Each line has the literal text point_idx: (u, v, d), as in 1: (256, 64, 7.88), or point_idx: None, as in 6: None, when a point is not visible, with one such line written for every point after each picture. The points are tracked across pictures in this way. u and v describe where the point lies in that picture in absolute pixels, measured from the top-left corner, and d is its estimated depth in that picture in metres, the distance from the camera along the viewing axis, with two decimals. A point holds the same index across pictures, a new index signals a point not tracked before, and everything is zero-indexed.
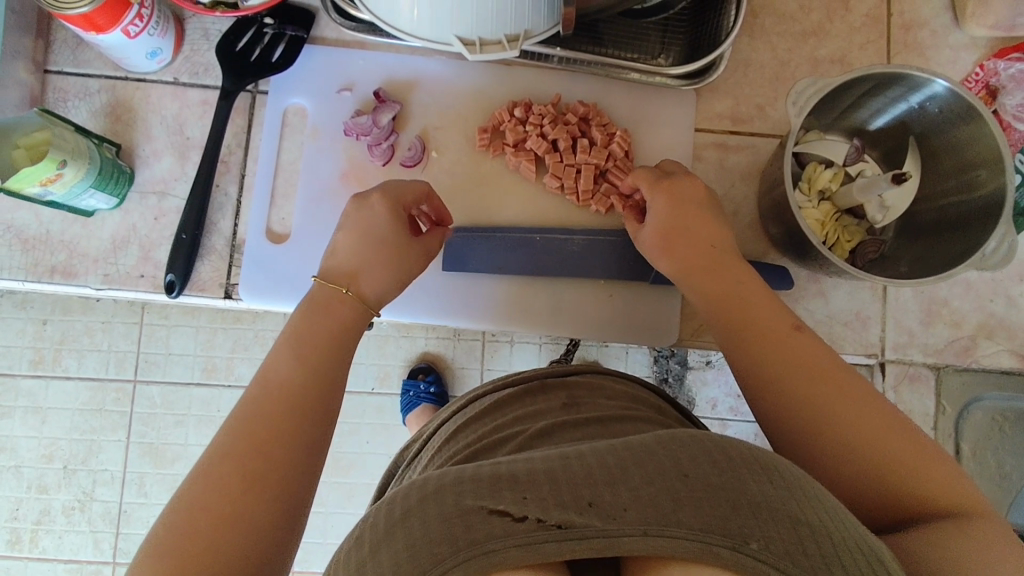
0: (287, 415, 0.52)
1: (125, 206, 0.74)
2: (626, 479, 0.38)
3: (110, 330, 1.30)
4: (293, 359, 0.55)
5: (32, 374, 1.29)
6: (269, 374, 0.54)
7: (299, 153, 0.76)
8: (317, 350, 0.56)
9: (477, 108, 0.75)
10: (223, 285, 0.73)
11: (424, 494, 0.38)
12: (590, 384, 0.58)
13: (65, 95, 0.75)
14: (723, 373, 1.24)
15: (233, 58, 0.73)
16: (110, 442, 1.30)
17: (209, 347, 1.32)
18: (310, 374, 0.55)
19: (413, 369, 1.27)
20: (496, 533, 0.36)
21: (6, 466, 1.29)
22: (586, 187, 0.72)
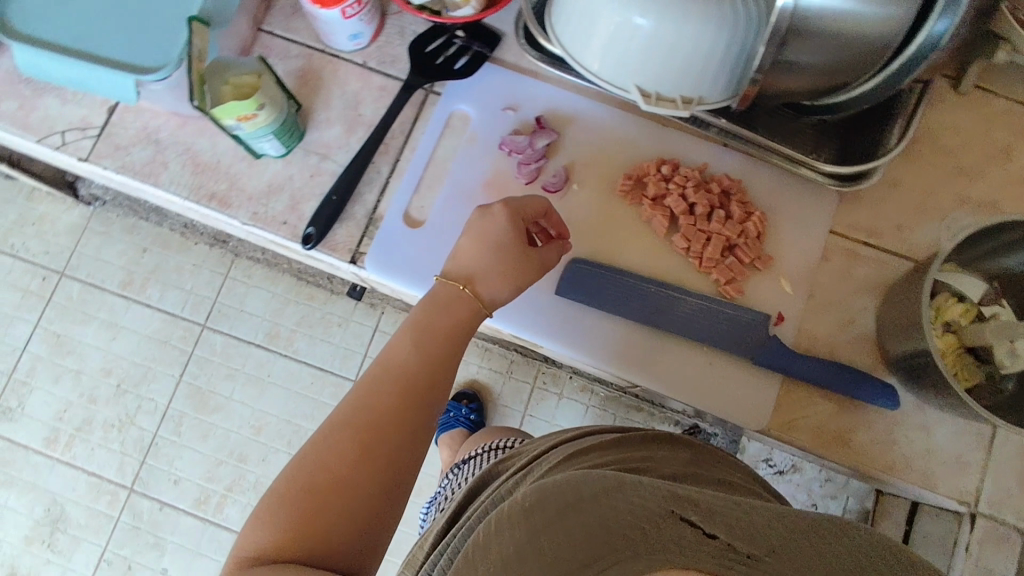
0: (405, 404, 0.57)
1: (289, 158, 0.80)
2: (773, 537, 0.41)
3: (198, 273, 1.44)
4: (419, 351, 0.60)
5: (119, 293, 1.44)
6: (394, 360, 0.59)
7: (452, 153, 0.81)
8: (440, 344, 0.61)
9: (626, 156, 0.79)
10: (352, 250, 0.78)
11: (572, 502, 0.44)
12: (679, 450, 0.65)
13: (269, 53, 0.84)
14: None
15: (420, 57, 0.79)
16: (164, 374, 1.41)
17: (277, 315, 1.43)
18: (430, 371, 0.59)
19: (458, 392, 1.28)
20: (682, 539, 0.40)
21: (69, 368, 1.42)
22: (712, 255, 0.74)
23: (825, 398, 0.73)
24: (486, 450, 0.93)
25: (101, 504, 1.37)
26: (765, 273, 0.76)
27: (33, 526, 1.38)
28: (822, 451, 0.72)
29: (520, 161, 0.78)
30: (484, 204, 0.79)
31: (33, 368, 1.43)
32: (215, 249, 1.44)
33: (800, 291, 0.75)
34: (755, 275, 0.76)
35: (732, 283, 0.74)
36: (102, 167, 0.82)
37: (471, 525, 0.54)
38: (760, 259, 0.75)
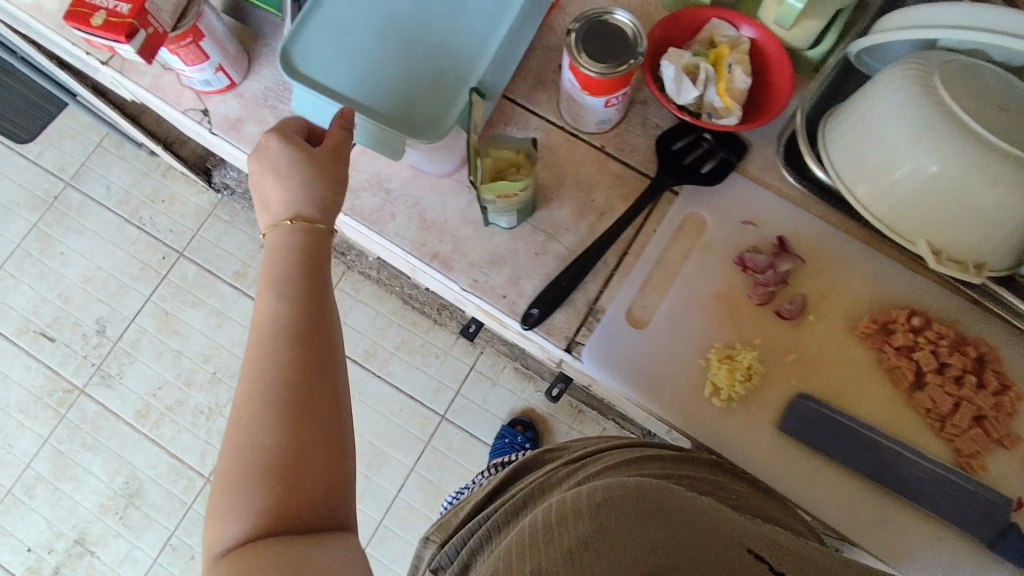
0: (309, 357, 0.59)
1: (516, 230, 0.79)
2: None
3: None
4: (301, 305, 0.61)
5: (231, 283, 1.56)
6: (294, 313, 0.60)
7: (684, 257, 0.78)
8: (309, 293, 0.62)
9: (868, 295, 0.75)
10: (568, 338, 0.76)
11: (641, 508, 0.48)
12: (680, 463, 0.65)
13: (509, 121, 0.83)
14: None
15: (666, 155, 0.78)
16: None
17: (379, 334, 1.60)
18: (311, 318, 0.61)
19: (514, 419, 1.52)
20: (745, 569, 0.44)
21: (171, 347, 1.52)
22: (958, 422, 0.69)
23: None
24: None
25: (178, 486, 1.44)
26: (1009, 451, 0.70)
27: (110, 496, 1.44)
28: None
29: (756, 280, 0.75)
30: (710, 316, 0.76)
31: (137, 341, 1.53)
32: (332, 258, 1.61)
33: None
34: (999, 452, 0.70)
35: (974, 457, 0.69)
36: None
37: (507, 514, 0.61)
38: (1008, 437, 0.70)
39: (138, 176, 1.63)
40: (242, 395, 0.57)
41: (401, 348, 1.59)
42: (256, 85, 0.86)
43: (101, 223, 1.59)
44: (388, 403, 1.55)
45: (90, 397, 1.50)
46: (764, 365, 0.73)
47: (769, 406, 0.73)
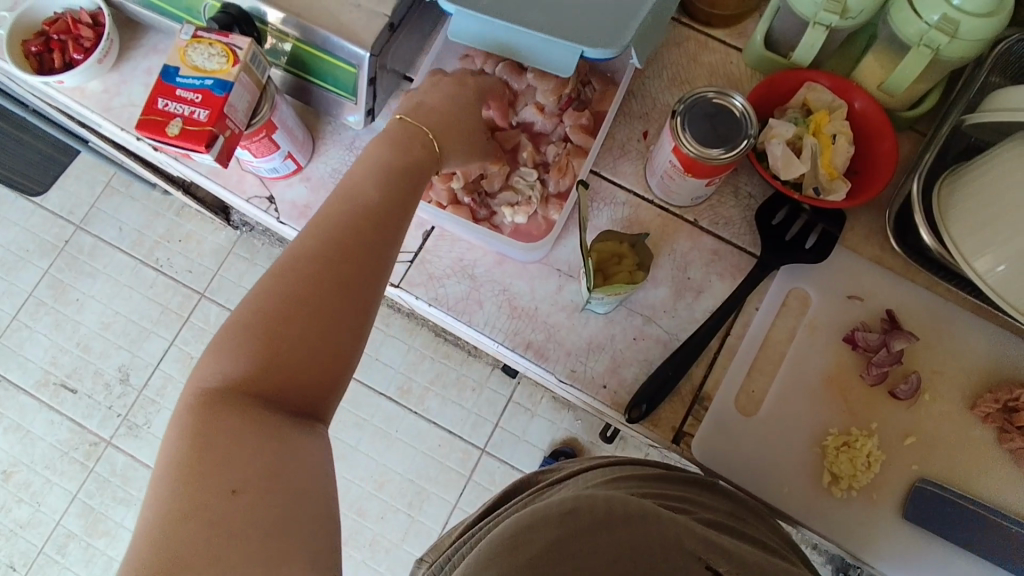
0: (328, 302, 0.54)
1: (611, 314, 0.76)
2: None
3: None
4: (337, 237, 0.57)
5: None
6: (331, 242, 0.57)
7: (789, 337, 0.75)
8: (354, 232, 0.58)
9: (981, 370, 0.73)
10: (675, 428, 0.73)
11: (603, 515, 0.51)
12: (686, 486, 0.65)
13: (595, 196, 0.80)
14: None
15: (766, 231, 0.76)
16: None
17: (412, 369, 1.56)
18: (354, 256, 0.57)
19: (557, 450, 1.49)
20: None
21: None
22: None
23: None
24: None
25: None
26: None
27: None
28: None
29: (870, 357, 0.73)
30: (823, 399, 0.73)
31: (162, 388, 1.42)
32: None
33: None
34: None
35: None
36: (411, 294, 0.77)
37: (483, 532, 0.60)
38: None
39: (150, 215, 1.50)
40: (244, 301, 0.54)
41: (436, 382, 1.55)
42: (322, 167, 0.82)
43: (114, 265, 1.48)
44: (427, 440, 1.52)
45: (118, 448, 1.39)
46: (883, 452, 0.71)
47: (889, 493, 0.70)
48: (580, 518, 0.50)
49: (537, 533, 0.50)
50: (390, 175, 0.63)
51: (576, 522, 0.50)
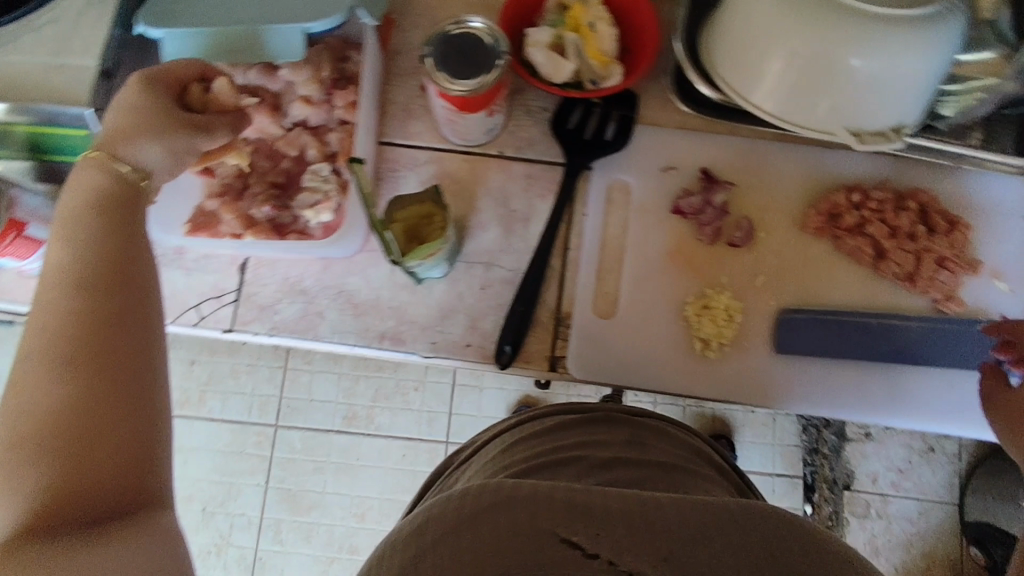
0: (80, 394, 0.50)
1: (452, 274, 0.75)
2: (693, 545, 0.45)
3: (255, 372, 1.58)
4: (70, 329, 0.51)
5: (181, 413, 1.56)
6: (70, 331, 0.51)
7: (624, 228, 0.76)
8: (85, 314, 0.52)
9: (800, 190, 0.75)
10: (549, 357, 0.73)
11: (456, 521, 0.46)
12: (578, 427, 0.64)
13: (396, 165, 0.77)
14: (885, 446, 1.46)
15: (565, 135, 0.75)
16: (248, 486, 1.54)
17: (350, 396, 1.57)
18: (97, 338, 0.52)
19: (516, 412, 1.50)
20: (569, 562, 0.44)
21: None
22: (925, 273, 0.71)
23: None
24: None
25: None
26: (976, 277, 0.73)
27: None
28: None
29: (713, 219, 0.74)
30: (673, 275, 0.74)
31: None
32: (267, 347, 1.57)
33: (1016, 287, 0.73)
34: (967, 282, 0.73)
35: (951, 296, 0.72)
36: (251, 333, 0.74)
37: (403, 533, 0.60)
38: (970, 266, 0.72)
39: None
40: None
41: (379, 397, 1.56)
42: None
43: None
44: (391, 454, 1.54)
45: None
46: (740, 301, 0.72)
47: (761, 334, 0.72)
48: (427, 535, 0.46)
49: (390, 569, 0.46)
50: (103, 223, 0.56)
51: (424, 543, 0.46)
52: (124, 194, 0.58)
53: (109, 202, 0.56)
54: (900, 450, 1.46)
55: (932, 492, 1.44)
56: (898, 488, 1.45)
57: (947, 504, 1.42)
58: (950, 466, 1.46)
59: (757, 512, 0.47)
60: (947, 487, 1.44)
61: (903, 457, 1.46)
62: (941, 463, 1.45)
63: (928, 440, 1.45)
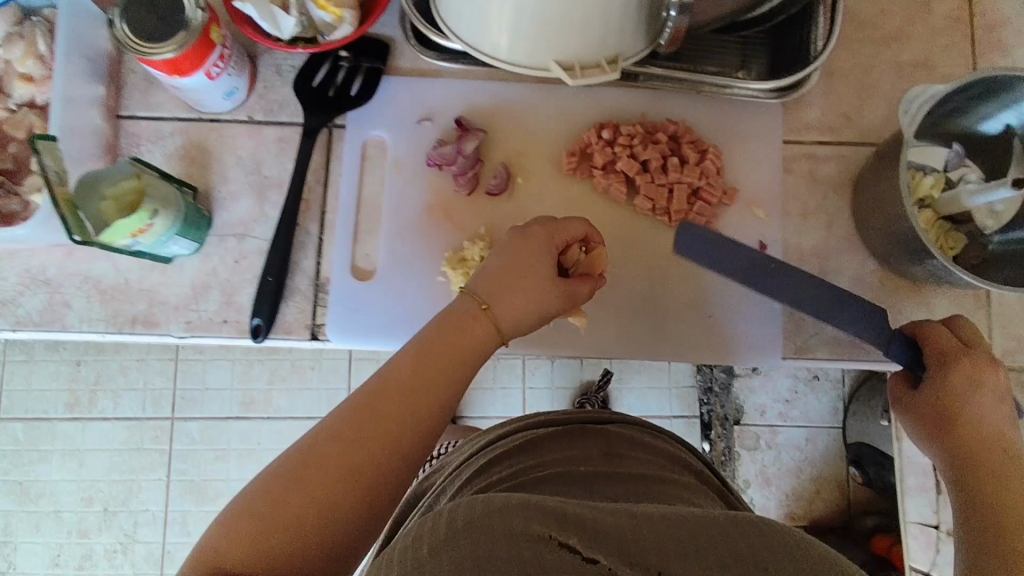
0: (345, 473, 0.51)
1: (204, 250, 0.72)
2: (699, 553, 0.38)
3: (145, 367, 1.39)
4: (321, 447, 0.52)
5: (69, 416, 1.38)
6: (297, 457, 0.52)
7: (381, 186, 0.73)
8: (409, 396, 0.56)
9: (559, 131, 0.73)
10: (308, 326, 0.71)
11: (481, 508, 0.40)
12: (630, 436, 0.64)
13: (138, 140, 0.73)
14: (772, 380, 1.35)
15: (310, 94, 0.71)
16: (151, 482, 1.37)
17: (246, 380, 1.40)
18: (333, 450, 0.52)
19: None
20: (561, 567, 0.37)
21: (47, 510, 1.37)
22: (680, 206, 0.71)
23: None
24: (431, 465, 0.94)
25: None
26: (735, 206, 0.73)
27: None
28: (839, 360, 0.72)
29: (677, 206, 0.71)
30: (432, 230, 0.72)
31: (8, 525, 1.37)
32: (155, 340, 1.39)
33: (773, 213, 0.73)
34: (725, 211, 0.73)
35: (707, 228, 0.72)
36: None
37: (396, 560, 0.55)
38: (726, 194, 0.72)
39: None
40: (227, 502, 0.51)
41: (275, 379, 1.40)
42: None
43: None
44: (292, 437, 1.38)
45: None
46: (499, 250, 0.72)
47: None
48: (420, 545, 0.38)
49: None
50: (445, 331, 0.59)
51: (419, 552, 0.38)
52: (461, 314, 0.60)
53: (451, 325, 0.60)
54: (785, 383, 1.35)
55: (817, 419, 1.35)
56: (786, 419, 1.34)
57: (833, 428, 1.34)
58: (836, 391, 1.35)
59: (774, 531, 0.40)
60: (833, 413, 1.34)
61: (790, 388, 1.35)
62: (828, 390, 1.35)
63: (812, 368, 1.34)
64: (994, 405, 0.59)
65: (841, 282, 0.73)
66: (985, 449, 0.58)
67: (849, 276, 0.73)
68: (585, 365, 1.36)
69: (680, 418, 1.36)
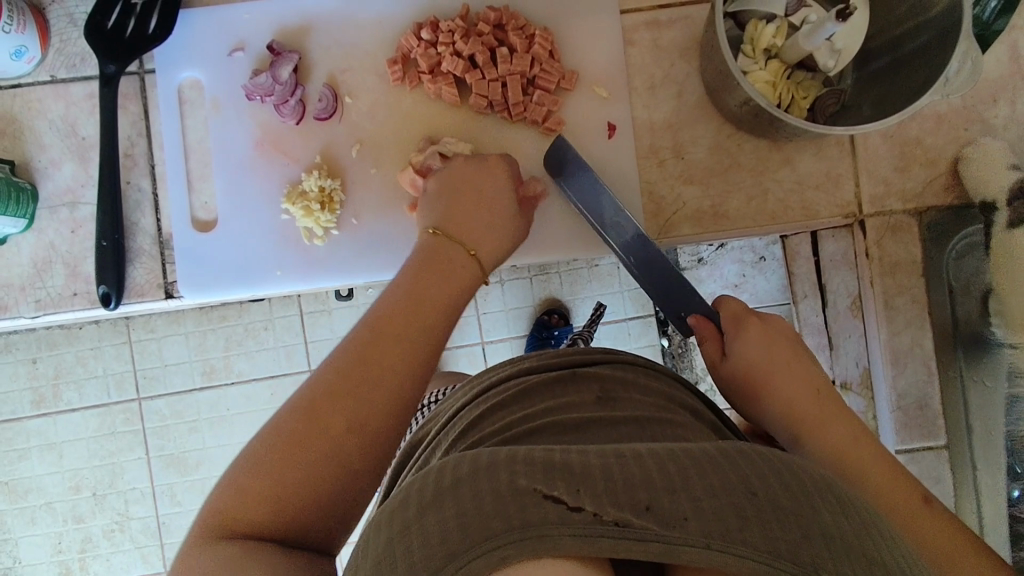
0: (389, 359, 0.50)
1: (37, 225, 0.69)
2: (688, 489, 0.35)
3: (102, 355, 1.23)
4: (329, 393, 0.48)
5: (36, 414, 1.23)
6: (298, 414, 0.47)
7: (205, 130, 0.69)
8: (415, 314, 0.53)
9: (380, 37, 0.68)
10: (162, 285, 0.70)
11: (475, 467, 0.36)
12: (625, 378, 0.54)
13: None
14: (718, 267, 1.15)
15: (104, 38, 0.66)
16: (132, 462, 1.24)
17: (203, 350, 1.24)
18: (369, 363, 0.49)
19: None
20: (550, 519, 0.33)
21: (37, 505, 1.24)
22: (515, 98, 0.67)
23: (688, 184, 0.69)
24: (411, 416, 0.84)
25: None
26: (578, 89, 0.69)
27: None
28: (705, 235, 0.69)
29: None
30: (266, 167, 0.69)
31: None
32: (103, 322, 1.22)
33: (617, 92, 0.69)
34: (568, 96, 0.69)
35: (549, 117, 0.68)
36: None
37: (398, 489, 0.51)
38: (564, 78, 0.68)
39: None
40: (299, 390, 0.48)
41: (233, 345, 1.24)
42: None
43: None
44: (257, 398, 1.24)
45: None
46: (339, 178, 0.68)
47: (371, 207, 0.69)
48: (408, 507, 0.36)
49: (370, 546, 0.35)
50: (450, 269, 0.58)
51: (407, 514, 0.35)
52: (446, 252, 0.59)
53: (431, 261, 0.58)
54: (731, 268, 1.14)
55: (764, 301, 1.15)
56: None
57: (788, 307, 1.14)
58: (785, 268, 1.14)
59: (771, 472, 0.37)
60: (782, 290, 1.14)
61: (737, 272, 1.15)
62: (776, 269, 1.14)
63: (757, 247, 1.13)
64: (790, 368, 0.58)
65: (699, 151, 0.69)
66: (810, 408, 0.55)
67: (705, 143, 0.69)
68: (535, 283, 1.20)
69: (634, 320, 1.19)
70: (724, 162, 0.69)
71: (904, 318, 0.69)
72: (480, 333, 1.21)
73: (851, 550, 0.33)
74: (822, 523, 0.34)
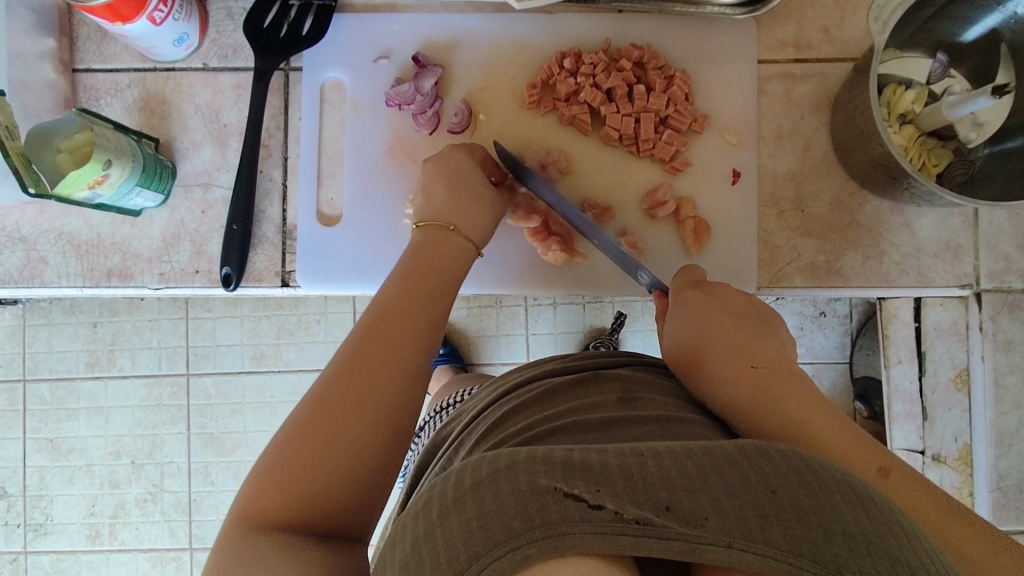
0: (378, 341, 0.50)
1: (172, 202, 0.72)
2: (708, 488, 0.35)
3: (159, 327, 1.25)
4: (346, 365, 0.48)
5: (90, 377, 1.25)
6: (324, 393, 0.47)
7: (341, 130, 0.72)
8: (408, 305, 0.53)
9: (521, 61, 0.71)
10: (279, 273, 0.72)
11: (495, 468, 0.36)
12: (644, 378, 0.54)
13: (97, 93, 0.72)
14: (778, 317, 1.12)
15: (258, 35, 0.69)
16: (173, 435, 1.26)
17: (255, 335, 1.25)
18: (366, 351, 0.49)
19: None
20: (570, 517, 0.33)
21: (77, 466, 1.26)
22: (647, 135, 0.68)
23: (805, 237, 0.69)
24: (434, 414, 0.84)
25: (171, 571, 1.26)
26: (707, 133, 0.70)
27: None
28: (815, 287, 0.69)
29: (692, 238, 0.69)
30: (394, 171, 0.71)
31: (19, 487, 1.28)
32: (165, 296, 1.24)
33: (746, 138, 0.70)
34: (696, 139, 0.70)
35: (676, 158, 0.69)
36: None
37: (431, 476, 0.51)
38: (696, 121, 0.69)
39: None
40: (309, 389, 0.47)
41: (285, 334, 1.25)
42: None
43: None
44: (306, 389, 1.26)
45: (37, 551, 1.27)
46: None
47: None
48: (431, 509, 0.36)
49: (396, 545, 0.35)
50: (444, 268, 0.58)
51: (430, 515, 0.35)
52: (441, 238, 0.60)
53: (427, 254, 0.58)
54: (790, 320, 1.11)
55: (820, 356, 1.13)
56: None
57: (841, 364, 1.12)
58: (845, 325, 1.12)
59: (782, 465, 0.37)
60: (840, 349, 1.12)
61: (795, 325, 1.12)
62: (836, 326, 1.12)
63: (819, 303, 1.10)
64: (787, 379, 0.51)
65: (821, 205, 0.69)
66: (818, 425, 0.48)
67: (827, 198, 0.69)
68: (588, 309, 1.19)
69: None
70: (844, 219, 0.69)
71: (1013, 399, 0.70)
72: (527, 352, 1.20)
73: (874, 550, 0.33)
74: (844, 522, 0.34)
